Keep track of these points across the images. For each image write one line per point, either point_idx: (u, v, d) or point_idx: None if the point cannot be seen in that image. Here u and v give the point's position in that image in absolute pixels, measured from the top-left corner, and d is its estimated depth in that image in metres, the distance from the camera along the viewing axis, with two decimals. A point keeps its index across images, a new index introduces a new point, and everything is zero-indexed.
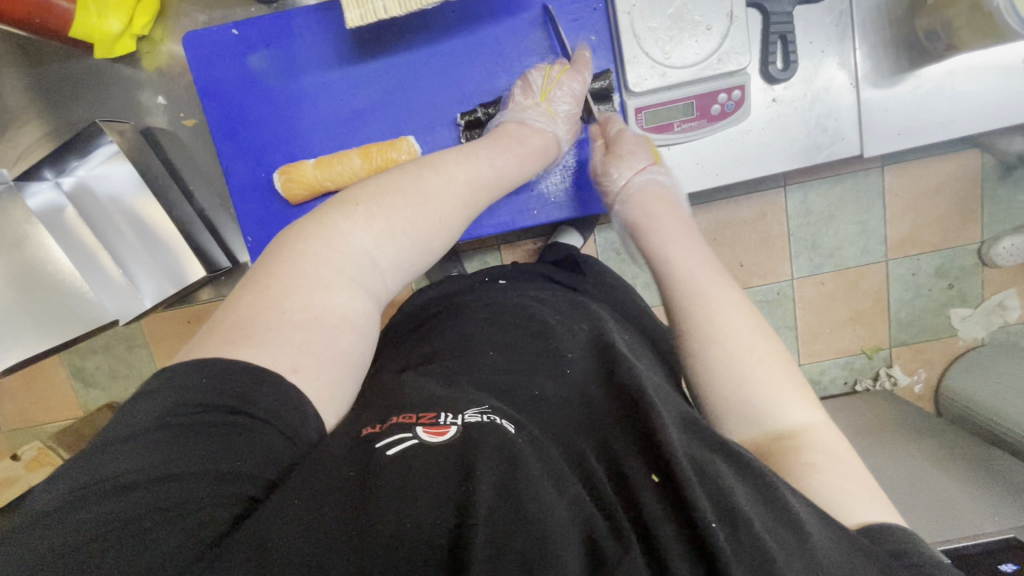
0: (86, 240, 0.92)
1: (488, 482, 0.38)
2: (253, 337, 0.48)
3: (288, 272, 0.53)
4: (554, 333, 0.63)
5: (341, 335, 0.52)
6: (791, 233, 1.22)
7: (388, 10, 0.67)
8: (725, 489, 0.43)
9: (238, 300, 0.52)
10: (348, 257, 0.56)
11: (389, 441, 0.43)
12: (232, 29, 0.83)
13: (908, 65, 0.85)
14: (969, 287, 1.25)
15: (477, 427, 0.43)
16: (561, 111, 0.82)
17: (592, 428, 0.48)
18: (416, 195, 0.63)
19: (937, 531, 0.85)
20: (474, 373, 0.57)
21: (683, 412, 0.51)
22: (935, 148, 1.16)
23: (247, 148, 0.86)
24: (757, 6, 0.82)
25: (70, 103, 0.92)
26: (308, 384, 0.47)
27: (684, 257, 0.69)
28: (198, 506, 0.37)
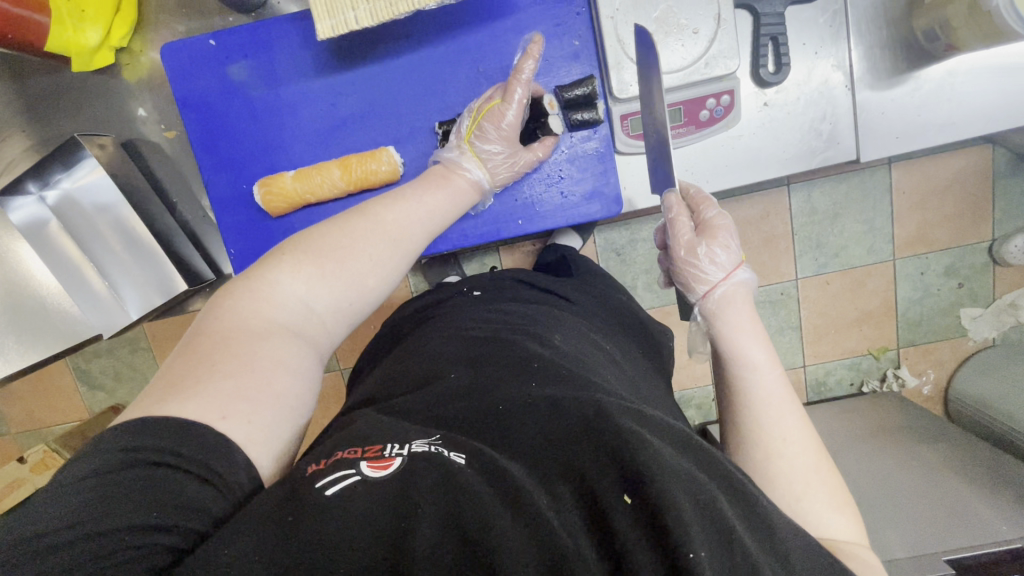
0: (71, 254, 0.92)
1: (436, 519, 0.40)
2: (187, 387, 0.48)
3: (217, 327, 0.54)
4: (526, 347, 0.63)
5: (277, 378, 0.53)
6: (794, 233, 1.19)
7: (360, 20, 0.66)
8: (700, 492, 0.42)
9: (174, 356, 0.53)
10: (278, 305, 0.57)
11: (327, 479, 0.45)
12: (210, 39, 0.82)
13: (907, 65, 0.81)
14: (981, 286, 1.21)
15: (420, 460, 0.45)
16: (487, 151, 0.80)
17: (553, 437, 0.47)
18: (354, 238, 0.63)
19: (939, 541, 0.83)
20: (436, 392, 0.56)
21: (649, 417, 0.49)
22: (946, 143, 1.12)
23: (228, 160, 0.85)
24: (746, 7, 0.79)
25: (53, 115, 0.91)
26: (237, 430, 0.48)
27: (729, 320, 0.66)
28: (123, 556, 0.38)
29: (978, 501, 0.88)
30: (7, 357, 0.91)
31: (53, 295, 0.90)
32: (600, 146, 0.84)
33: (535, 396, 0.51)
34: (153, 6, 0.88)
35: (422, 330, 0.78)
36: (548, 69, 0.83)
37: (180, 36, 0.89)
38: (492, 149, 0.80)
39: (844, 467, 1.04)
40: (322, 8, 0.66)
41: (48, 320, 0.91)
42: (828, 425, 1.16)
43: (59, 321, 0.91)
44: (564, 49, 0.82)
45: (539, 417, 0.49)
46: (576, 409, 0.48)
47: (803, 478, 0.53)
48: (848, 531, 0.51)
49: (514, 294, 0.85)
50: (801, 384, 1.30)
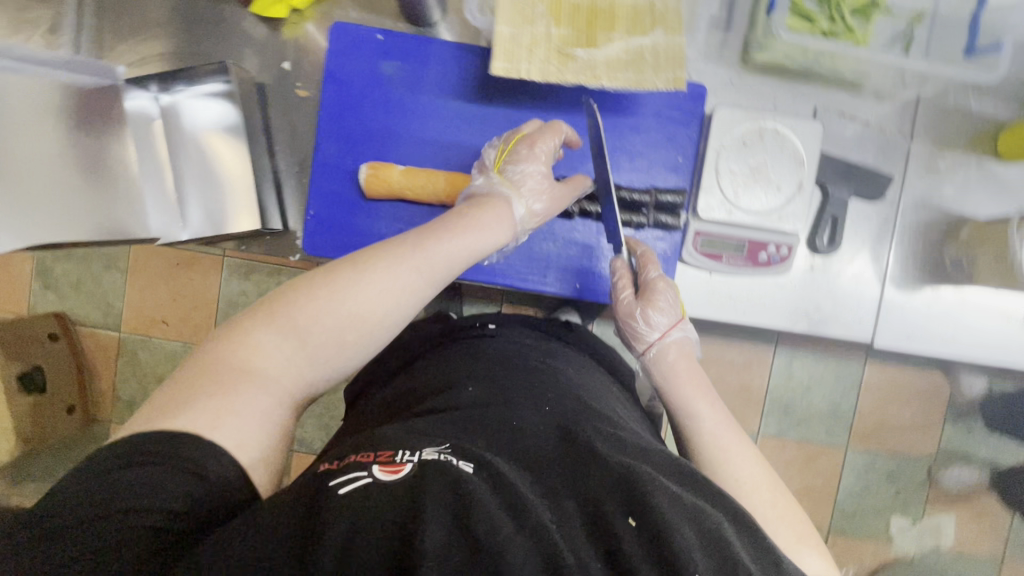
0: (159, 156, 0.95)
1: (463, 527, 0.44)
2: (181, 404, 0.54)
3: (217, 349, 0.58)
4: (547, 381, 0.69)
5: (256, 400, 0.57)
6: (768, 391, 1.28)
7: (529, 72, 0.81)
8: (707, 533, 0.48)
9: (179, 372, 0.58)
10: (285, 331, 0.60)
11: (340, 480, 0.48)
12: (377, 34, 0.91)
13: (932, 280, 0.95)
14: (913, 500, 1.31)
15: (432, 464, 0.48)
16: (524, 185, 0.81)
17: (570, 476, 0.52)
18: (347, 286, 0.63)
19: None
20: (447, 410, 0.61)
21: (659, 472, 0.54)
22: (918, 361, 1.24)
23: (345, 135, 0.92)
24: (823, 186, 0.93)
25: (205, 36, 0.98)
26: (226, 437, 0.53)
27: (685, 380, 0.77)
28: (115, 549, 0.44)
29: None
30: (66, 213, 0.86)
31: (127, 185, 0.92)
32: (668, 248, 0.94)
33: (552, 433, 0.57)
34: None
35: (440, 349, 0.83)
36: (648, 171, 0.94)
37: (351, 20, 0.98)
38: (535, 185, 0.81)
39: None
40: (504, 51, 0.80)
41: (112, 206, 0.91)
42: None
43: (121, 211, 0.91)
44: (666, 162, 0.93)
45: (546, 455, 0.54)
46: (589, 457, 0.53)
47: (780, 521, 0.62)
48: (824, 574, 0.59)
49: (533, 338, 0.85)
50: None
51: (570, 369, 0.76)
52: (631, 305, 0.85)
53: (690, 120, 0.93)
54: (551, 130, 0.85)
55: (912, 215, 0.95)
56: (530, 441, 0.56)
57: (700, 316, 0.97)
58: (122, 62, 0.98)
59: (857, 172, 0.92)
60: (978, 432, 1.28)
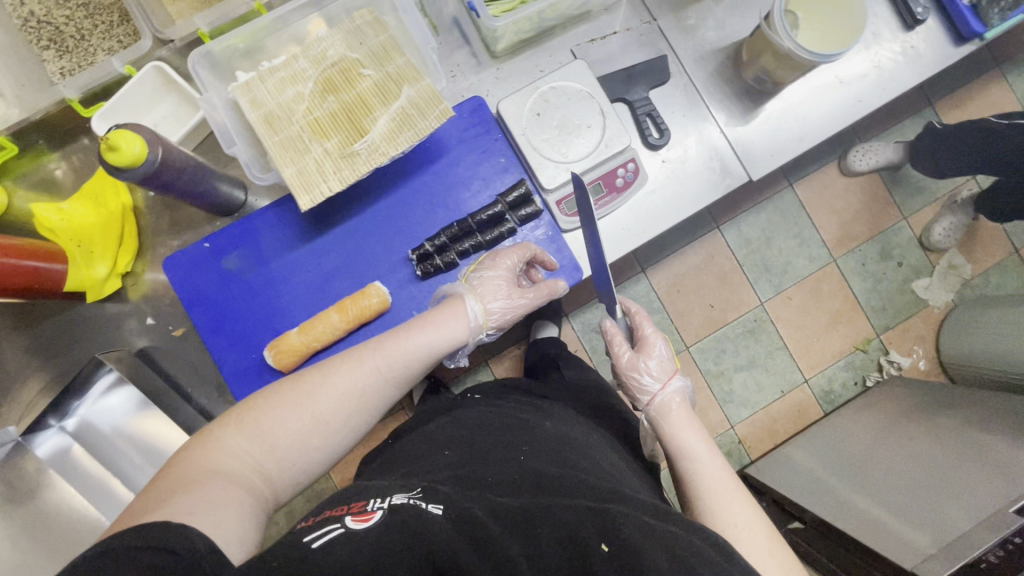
0: (96, 472, 1.03)
1: (321, 529, 0.50)
2: (270, 407, 0.63)
3: (283, 403, 0.64)
4: (529, 445, 0.66)
5: (226, 499, 0.54)
6: (741, 264, 1.57)
7: (332, 188, 0.81)
8: (666, 518, 0.51)
9: (280, 396, 0.65)
10: (326, 407, 0.66)
11: (314, 534, 0.49)
12: (204, 243, 0.97)
13: (753, 105, 1.04)
14: (914, 260, 1.60)
15: (400, 511, 0.51)
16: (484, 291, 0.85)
17: (515, 478, 0.58)
18: (314, 395, 0.65)
19: (976, 498, 0.94)
20: (404, 483, 0.56)
21: (641, 502, 0.53)
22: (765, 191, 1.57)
23: (235, 337, 0.96)
24: (621, 99, 1.02)
25: (65, 351, 1.05)
26: (203, 521, 0.51)
27: (682, 415, 0.75)
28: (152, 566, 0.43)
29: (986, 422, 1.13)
30: None
31: (81, 510, 0.99)
32: (547, 231, 0.99)
33: (542, 481, 0.56)
34: (151, 231, 1.06)
35: (409, 435, 0.81)
36: (485, 182, 0.99)
37: (176, 248, 1.05)
38: (508, 299, 0.86)
39: (860, 463, 1.19)
40: (298, 186, 0.81)
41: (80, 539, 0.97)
42: (844, 435, 1.32)
43: (85, 540, 0.96)
44: None
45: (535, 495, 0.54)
46: (545, 462, 0.61)
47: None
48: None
49: (504, 408, 0.81)
50: (812, 398, 1.56)
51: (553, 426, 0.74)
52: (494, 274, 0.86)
53: (488, 126, 0.99)
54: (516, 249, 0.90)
55: (700, 69, 1.06)
56: (500, 474, 0.59)
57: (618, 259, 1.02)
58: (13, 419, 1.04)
59: (634, 73, 1.03)
60: (905, 178, 1.61)
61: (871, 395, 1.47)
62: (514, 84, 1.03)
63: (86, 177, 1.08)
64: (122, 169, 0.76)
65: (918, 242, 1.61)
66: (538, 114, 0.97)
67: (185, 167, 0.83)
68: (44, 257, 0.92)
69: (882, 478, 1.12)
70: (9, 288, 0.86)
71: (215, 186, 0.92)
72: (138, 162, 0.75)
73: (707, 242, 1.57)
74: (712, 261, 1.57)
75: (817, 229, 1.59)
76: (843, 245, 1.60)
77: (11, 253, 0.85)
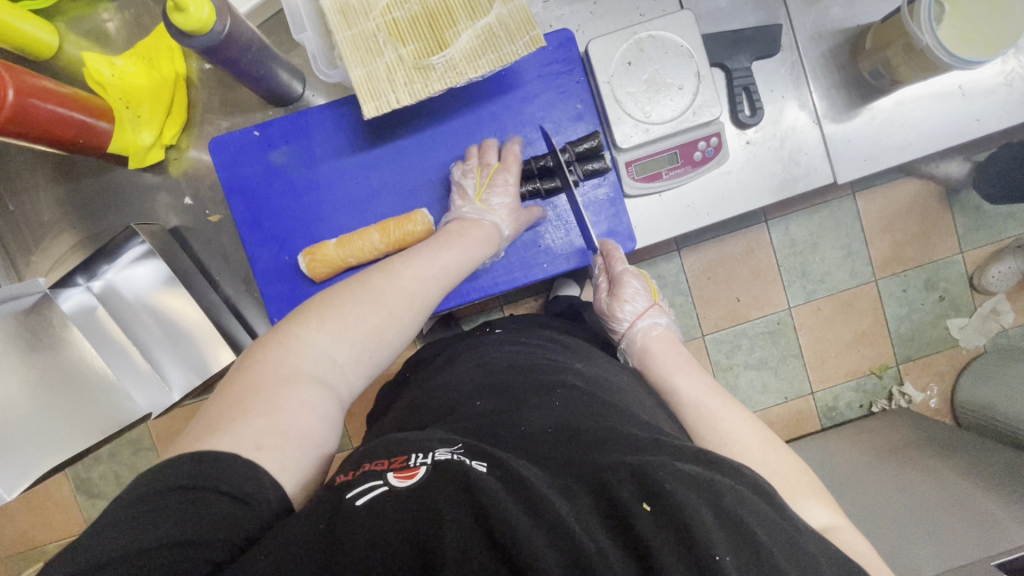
0: (117, 338, 1.04)
1: (363, 481, 0.52)
2: (309, 326, 0.66)
3: (317, 320, 0.67)
4: (563, 389, 0.67)
5: (299, 422, 0.59)
6: (780, 264, 1.51)
7: (400, 101, 0.75)
8: (704, 479, 0.51)
9: (315, 313, 0.68)
10: (368, 321, 0.70)
11: (357, 491, 0.51)
12: (254, 130, 0.92)
13: (859, 100, 0.95)
14: (960, 298, 1.52)
15: (440, 465, 0.51)
16: (496, 204, 0.89)
17: (552, 430, 0.58)
18: (352, 303, 0.70)
19: (968, 543, 0.92)
20: (444, 439, 0.56)
21: (676, 456, 0.54)
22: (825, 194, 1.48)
23: (270, 236, 0.93)
24: (720, 65, 0.93)
25: (100, 213, 1.03)
26: (270, 460, 0.54)
27: (666, 351, 0.86)
28: (180, 536, 0.46)
29: (982, 469, 1.10)
30: (63, 446, 0.96)
31: (101, 373, 1.00)
32: (609, 191, 0.94)
33: (579, 435, 0.56)
34: (200, 107, 1.01)
35: (440, 373, 0.84)
36: (555, 127, 0.93)
37: (222, 130, 1.00)
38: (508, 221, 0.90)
39: (854, 484, 1.17)
40: (365, 92, 0.75)
41: (98, 401, 0.99)
42: (843, 454, 1.31)
43: (109, 404, 0.99)
44: None
45: (574, 450, 0.55)
46: (584, 414, 0.61)
47: (779, 474, 0.65)
48: (834, 521, 0.62)
49: (531, 346, 0.85)
50: (814, 410, 1.54)
51: (585, 367, 0.78)
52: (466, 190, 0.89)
53: (572, 66, 0.92)
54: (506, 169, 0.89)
55: (812, 47, 0.96)
56: (535, 423, 0.60)
57: (672, 236, 0.97)
58: (43, 270, 1.04)
59: (742, 37, 0.93)
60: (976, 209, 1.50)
61: (874, 420, 1.45)
62: (609, 25, 0.94)
63: (138, 35, 1.02)
64: (187, 34, 0.70)
65: (967, 280, 1.52)
66: (629, 63, 0.88)
67: (250, 46, 0.78)
68: (91, 111, 0.89)
69: (866, 503, 1.10)
70: (48, 135, 0.83)
71: (275, 73, 0.87)
72: (205, 30, 0.70)
73: (750, 233, 1.49)
74: (752, 254, 1.50)
75: (869, 245, 1.51)
76: (889, 267, 1.52)
77: (53, 100, 0.82)
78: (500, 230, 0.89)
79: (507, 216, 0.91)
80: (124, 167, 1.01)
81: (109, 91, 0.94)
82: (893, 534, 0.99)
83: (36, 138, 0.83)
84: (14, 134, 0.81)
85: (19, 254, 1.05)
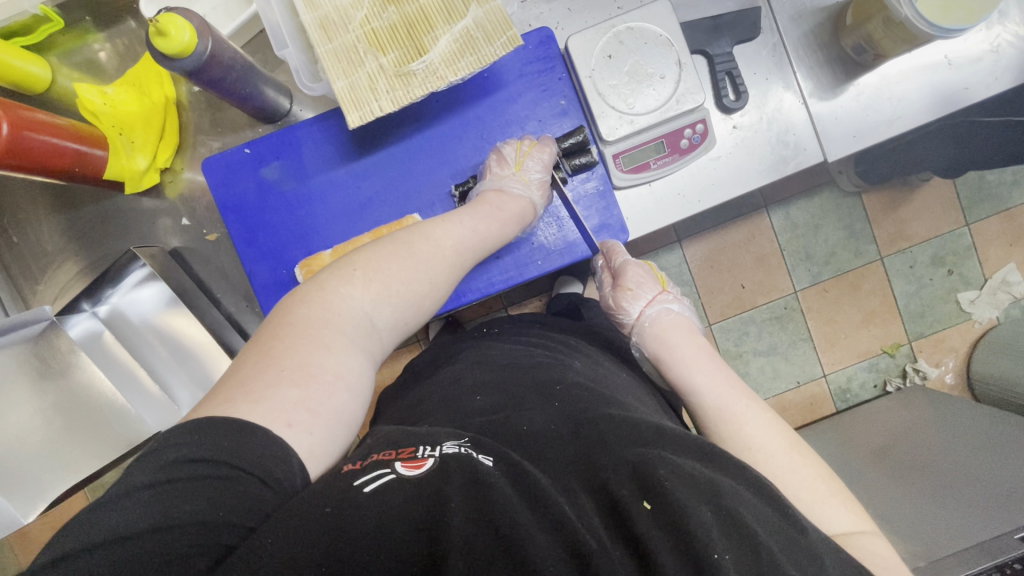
0: (126, 361, 1.07)
1: (374, 470, 0.53)
2: (350, 285, 0.69)
3: (357, 281, 0.70)
4: (557, 384, 0.68)
5: (335, 391, 0.60)
6: (783, 248, 1.50)
7: (383, 108, 0.77)
8: (705, 477, 0.52)
9: (353, 275, 0.70)
10: (402, 284, 0.73)
11: (366, 478, 0.52)
12: (245, 148, 0.94)
13: (844, 77, 0.95)
14: (969, 271, 1.50)
15: (448, 458, 0.53)
16: (534, 178, 0.90)
17: (555, 423, 0.59)
18: (388, 269, 0.72)
19: (990, 516, 0.90)
20: (452, 433, 0.58)
21: (678, 450, 0.55)
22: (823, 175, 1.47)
23: (267, 250, 0.95)
24: (701, 52, 0.94)
25: (101, 239, 1.06)
26: (300, 439, 0.55)
27: (682, 342, 0.85)
28: (190, 521, 0.46)
29: (1002, 441, 1.08)
30: (75, 469, 0.98)
31: (111, 396, 1.03)
32: (599, 184, 0.96)
33: (583, 428, 0.57)
34: (192, 129, 1.03)
35: (440, 370, 0.85)
36: (541, 125, 0.95)
37: (215, 150, 1.02)
38: (540, 195, 0.93)
39: (871, 465, 1.16)
40: (348, 102, 0.76)
41: (109, 423, 1.01)
42: (859, 436, 1.29)
43: (118, 425, 1.01)
44: None
45: (578, 442, 0.56)
46: (586, 405, 0.62)
47: (805, 483, 0.64)
48: (858, 527, 0.62)
49: (534, 342, 0.87)
50: (827, 393, 1.52)
51: (582, 365, 0.79)
52: (500, 167, 0.91)
53: (553, 63, 0.93)
54: (545, 145, 0.92)
55: (793, 28, 0.96)
56: (537, 419, 0.60)
57: (665, 226, 0.98)
58: (49, 298, 1.07)
59: (721, 23, 0.93)
60: (979, 182, 1.49)
61: (888, 399, 1.43)
62: (587, 20, 0.94)
63: (130, 63, 1.04)
64: (170, 57, 0.72)
65: (975, 252, 1.50)
66: (609, 56, 0.88)
67: (233, 65, 0.79)
68: (84, 140, 0.91)
69: (882, 483, 1.09)
70: (44, 165, 0.85)
71: (261, 91, 0.88)
72: (187, 52, 0.71)
73: (750, 220, 1.49)
74: (753, 241, 1.49)
75: (871, 224, 1.50)
76: (894, 245, 1.50)
77: (48, 130, 0.84)
78: (536, 206, 0.93)
79: (540, 190, 0.93)
80: (121, 193, 1.03)
81: (103, 119, 0.97)
82: (913, 513, 0.98)
83: (33, 170, 0.86)
84: (9, 166, 0.83)
85: (25, 284, 1.07)
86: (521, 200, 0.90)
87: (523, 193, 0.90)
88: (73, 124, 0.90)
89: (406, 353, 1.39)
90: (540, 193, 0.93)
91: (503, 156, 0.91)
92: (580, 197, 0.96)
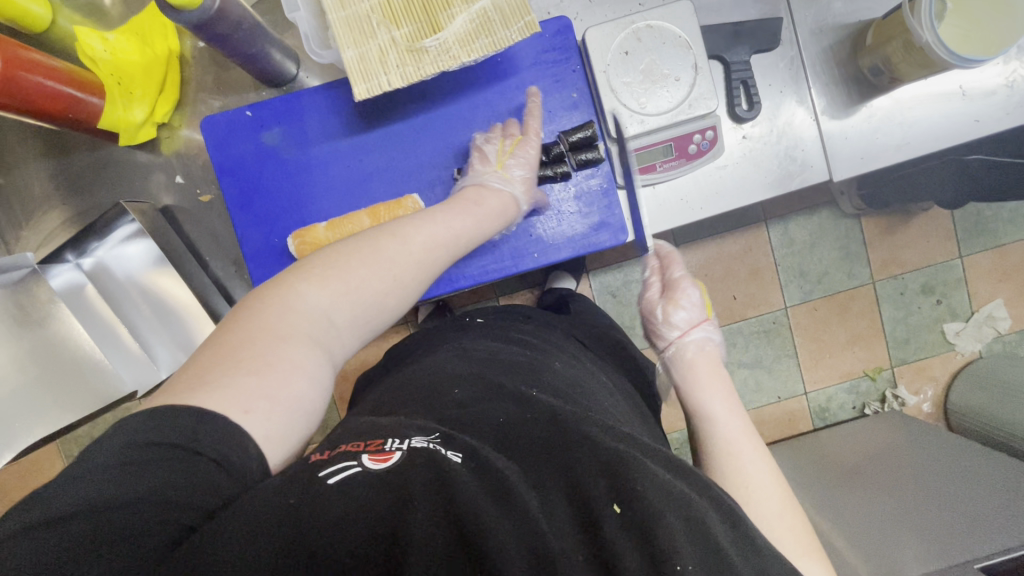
0: (107, 317, 1.04)
1: (335, 463, 0.52)
2: (345, 261, 0.68)
3: (352, 258, 0.69)
4: (533, 385, 0.67)
5: (295, 379, 0.59)
6: (778, 263, 1.50)
7: (391, 83, 0.75)
8: (677, 486, 0.51)
9: (347, 254, 0.69)
10: (395, 263, 0.72)
11: (329, 469, 0.51)
12: (246, 110, 0.91)
13: (858, 97, 0.94)
14: (957, 302, 1.52)
15: (415, 452, 0.52)
16: (516, 175, 0.88)
17: (529, 421, 0.58)
18: (381, 249, 0.71)
19: (952, 545, 0.92)
20: (421, 428, 0.57)
21: (651, 457, 0.54)
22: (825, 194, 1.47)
23: (261, 217, 0.93)
24: (718, 57, 0.92)
25: (91, 189, 1.03)
26: (256, 426, 0.54)
27: (708, 371, 0.84)
28: (145, 502, 0.46)
29: (972, 472, 1.09)
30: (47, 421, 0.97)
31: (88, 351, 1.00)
32: (603, 181, 0.94)
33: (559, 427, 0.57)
34: (193, 85, 1.00)
35: (423, 358, 0.84)
36: (550, 116, 0.94)
37: (215, 109, 1.00)
38: (523, 191, 0.90)
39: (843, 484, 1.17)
40: (357, 73, 0.75)
41: (85, 378, 0.99)
42: (833, 454, 1.31)
43: (94, 381, 0.99)
44: None
45: (552, 438, 0.55)
46: (563, 404, 0.61)
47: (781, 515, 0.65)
48: None
49: (518, 338, 0.86)
50: (807, 410, 1.54)
51: (563, 367, 0.77)
52: (480, 162, 0.89)
53: (569, 54, 0.91)
54: (527, 143, 0.90)
55: (812, 43, 0.95)
56: (514, 416, 0.60)
57: (664, 230, 0.97)
58: (33, 244, 1.05)
59: (741, 30, 0.92)
60: (977, 215, 1.50)
61: (864, 421, 1.45)
62: (608, 12, 0.93)
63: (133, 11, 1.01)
64: (177, 9, 0.70)
65: (966, 284, 1.51)
66: (625, 52, 0.87)
67: (241, 23, 0.77)
68: (80, 85, 0.88)
69: (852, 504, 1.10)
70: (35, 108, 0.83)
71: (267, 53, 0.86)
72: (194, 6, 0.69)
73: (749, 232, 1.48)
74: (750, 253, 1.49)
75: (867, 247, 1.50)
76: (887, 270, 1.51)
77: (42, 72, 0.82)
78: (519, 203, 0.89)
79: (524, 187, 0.90)
80: (115, 144, 1.01)
81: (100, 66, 0.93)
82: (879, 536, 1.00)
83: (24, 111, 0.83)
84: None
85: (8, 228, 1.05)
86: (501, 195, 0.87)
87: (502, 189, 0.87)
88: (68, 68, 0.87)
89: (392, 334, 1.38)
90: (522, 189, 0.89)
91: (485, 149, 0.89)
92: (581, 194, 0.95)
